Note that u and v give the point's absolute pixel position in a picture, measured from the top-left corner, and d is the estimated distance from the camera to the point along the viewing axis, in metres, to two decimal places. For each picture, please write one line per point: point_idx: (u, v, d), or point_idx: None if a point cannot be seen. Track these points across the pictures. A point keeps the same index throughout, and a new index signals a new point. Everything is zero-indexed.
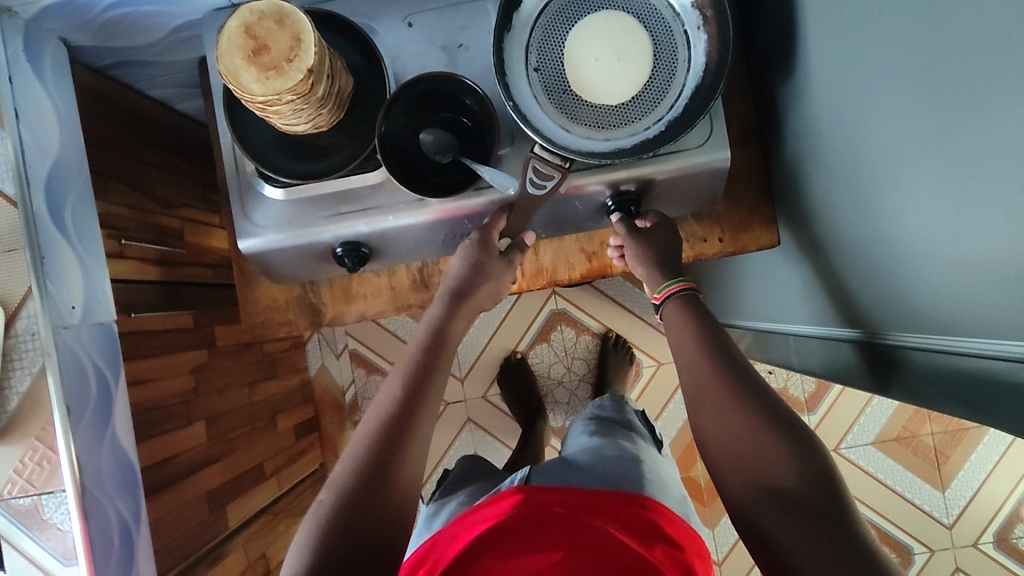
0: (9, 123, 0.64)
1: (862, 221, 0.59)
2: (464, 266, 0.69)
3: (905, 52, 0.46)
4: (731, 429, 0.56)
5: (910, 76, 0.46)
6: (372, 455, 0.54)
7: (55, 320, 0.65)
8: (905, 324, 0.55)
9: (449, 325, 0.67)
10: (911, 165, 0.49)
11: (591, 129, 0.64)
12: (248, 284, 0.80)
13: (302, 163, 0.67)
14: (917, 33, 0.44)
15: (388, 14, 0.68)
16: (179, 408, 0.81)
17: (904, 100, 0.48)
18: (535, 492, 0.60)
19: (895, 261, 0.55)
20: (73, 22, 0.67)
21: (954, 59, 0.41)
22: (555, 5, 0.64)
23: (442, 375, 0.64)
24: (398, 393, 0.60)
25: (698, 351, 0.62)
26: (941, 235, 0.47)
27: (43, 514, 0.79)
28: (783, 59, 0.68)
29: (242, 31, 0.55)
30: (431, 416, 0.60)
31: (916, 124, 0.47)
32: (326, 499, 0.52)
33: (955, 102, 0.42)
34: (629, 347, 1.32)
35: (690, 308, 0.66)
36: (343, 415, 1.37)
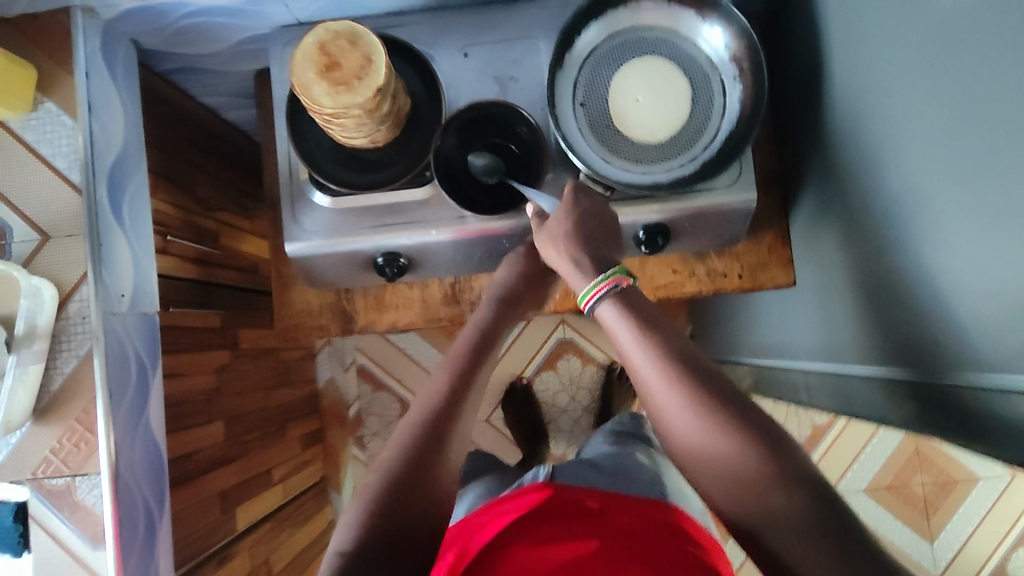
0: (82, 115, 0.65)
1: (879, 264, 0.63)
2: (513, 275, 0.72)
3: (938, 113, 0.50)
4: (713, 446, 0.48)
5: (939, 131, 0.50)
6: (421, 441, 0.55)
7: (106, 307, 0.65)
8: (920, 358, 0.58)
9: (496, 327, 0.68)
10: (933, 212, 0.53)
11: (630, 163, 0.68)
12: (286, 287, 0.82)
13: (356, 175, 0.70)
14: (950, 94, 0.49)
15: (446, 44, 0.73)
16: (201, 405, 0.83)
17: (933, 153, 0.52)
18: (566, 492, 0.63)
19: (907, 301, 0.58)
20: (147, 27, 0.71)
21: (984, 120, 0.45)
22: (604, 48, 0.69)
23: (487, 368, 0.65)
24: (445, 383, 0.61)
25: (637, 353, 0.53)
26: (954, 277, 0.51)
27: (75, 496, 0.65)
28: (813, 111, 0.73)
29: (317, 47, 0.60)
30: (474, 408, 0.61)
31: (941, 177, 0.51)
32: (374, 480, 0.54)
33: (981, 157, 0.46)
34: None
35: (627, 309, 0.55)
36: (347, 429, 1.38)
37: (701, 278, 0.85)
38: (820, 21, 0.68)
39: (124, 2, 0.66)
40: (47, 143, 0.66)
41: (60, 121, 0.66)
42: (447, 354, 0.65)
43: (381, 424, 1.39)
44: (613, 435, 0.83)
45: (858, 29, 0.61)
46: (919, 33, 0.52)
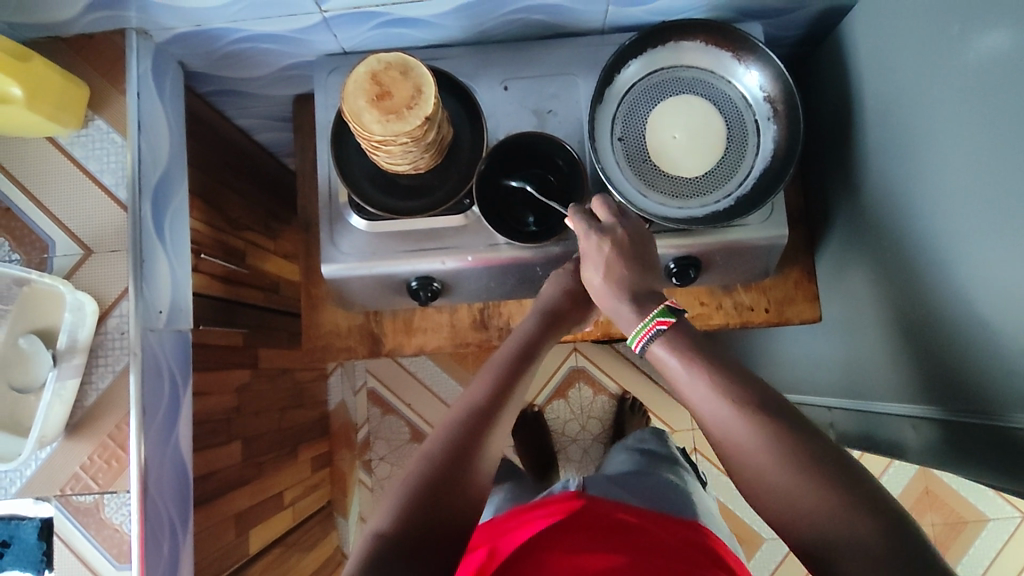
0: (132, 133, 0.67)
1: (917, 302, 0.64)
2: (558, 292, 0.69)
3: (984, 160, 0.52)
4: (767, 468, 0.48)
5: (986, 176, 0.52)
6: (458, 443, 0.55)
7: (145, 322, 0.65)
8: (962, 399, 0.59)
9: (539, 342, 0.67)
10: (975, 255, 0.54)
11: (667, 197, 0.70)
12: (315, 308, 0.83)
13: (396, 200, 0.72)
14: (996, 143, 0.51)
15: (486, 76, 0.75)
16: (221, 424, 0.83)
17: (978, 198, 0.53)
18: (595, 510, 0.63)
19: (948, 340, 0.59)
20: (196, 51, 0.73)
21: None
22: (642, 86, 0.72)
23: (527, 382, 0.64)
24: (485, 391, 0.60)
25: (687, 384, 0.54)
26: (1003, 318, 0.52)
27: (102, 514, 0.64)
28: (845, 152, 0.75)
29: (369, 77, 0.62)
30: (510, 418, 0.60)
31: (986, 221, 0.53)
32: (409, 477, 0.53)
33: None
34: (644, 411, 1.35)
35: (683, 335, 0.55)
36: (355, 452, 1.37)
37: (728, 311, 0.84)
38: (858, 68, 0.71)
39: (179, 26, 0.67)
40: (95, 159, 0.67)
41: (110, 137, 0.67)
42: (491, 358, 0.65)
43: (389, 449, 1.38)
44: (641, 454, 0.83)
45: (899, 78, 0.63)
46: (960, 84, 0.54)
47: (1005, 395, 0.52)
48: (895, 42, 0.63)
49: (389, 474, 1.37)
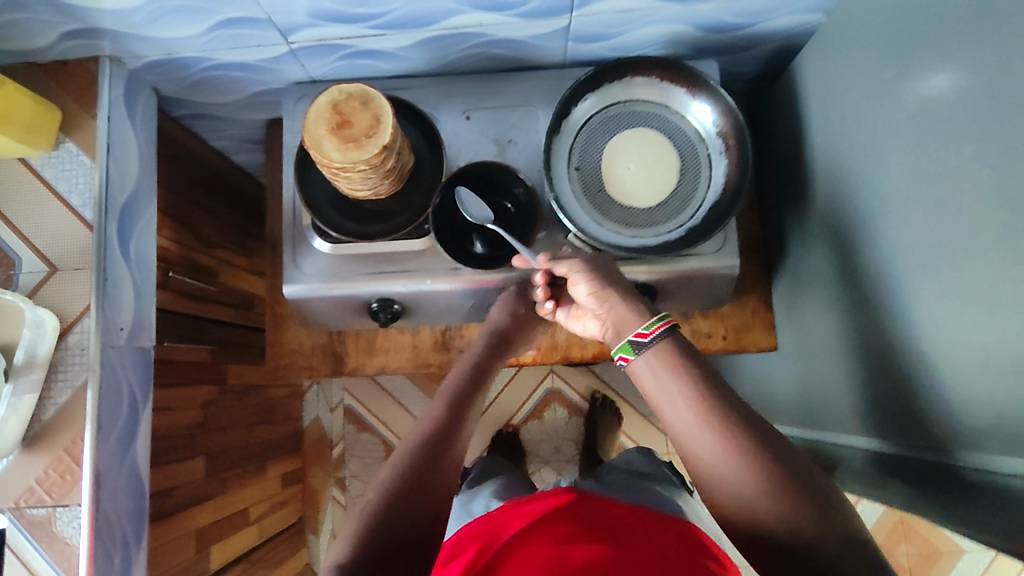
0: (101, 155, 0.69)
1: (872, 335, 0.66)
2: (503, 315, 0.74)
3: (932, 198, 0.54)
4: (749, 488, 0.48)
5: (928, 216, 0.55)
6: (419, 459, 0.57)
7: (105, 339, 0.67)
8: (919, 431, 0.59)
9: (489, 363, 0.70)
10: (924, 291, 0.56)
11: (620, 225, 0.72)
12: (280, 326, 0.85)
13: (358, 224, 0.74)
14: (945, 182, 0.52)
15: (449, 107, 0.77)
16: (184, 440, 0.84)
17: (927, 233, 0.55)
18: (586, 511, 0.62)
19: (900, 374, 0.61)
20: (168, 77, 0.76)
21: (976, 208, 0.49)
22: (599, 119, 0.74)
23: (480, 400, 0.67)
24: (442, 408, 0.63)
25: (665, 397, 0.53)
26: (951, 354, 0.54)
27: (54, 527, 0.65)
28: (799, 185, 0.78)
29: (330, 107, 0.64)
30: (468, 434, 0.63)
31: (934, 256, 0.54)
32: (372, 496, 0.55)
33: (973, 243, 0.50)
34: (618, 420, 1.36)
35: (676, 353, 0.54)
36: (328, 469, 1.38)
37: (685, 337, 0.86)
38: (810, 106, 0.74)
39: (151, 54, 0.70)
40: (63, 180, 0.69)
41: (78, 160, 0.69)
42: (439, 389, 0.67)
43: (361, 466, 1.38)
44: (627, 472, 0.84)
45: (849, 117, 0.66)
46: (906, 128, 0.57)
47: (958, 440, 0.55)
48: (846, 83, 0.66)
49: (361, 492, 1.37)
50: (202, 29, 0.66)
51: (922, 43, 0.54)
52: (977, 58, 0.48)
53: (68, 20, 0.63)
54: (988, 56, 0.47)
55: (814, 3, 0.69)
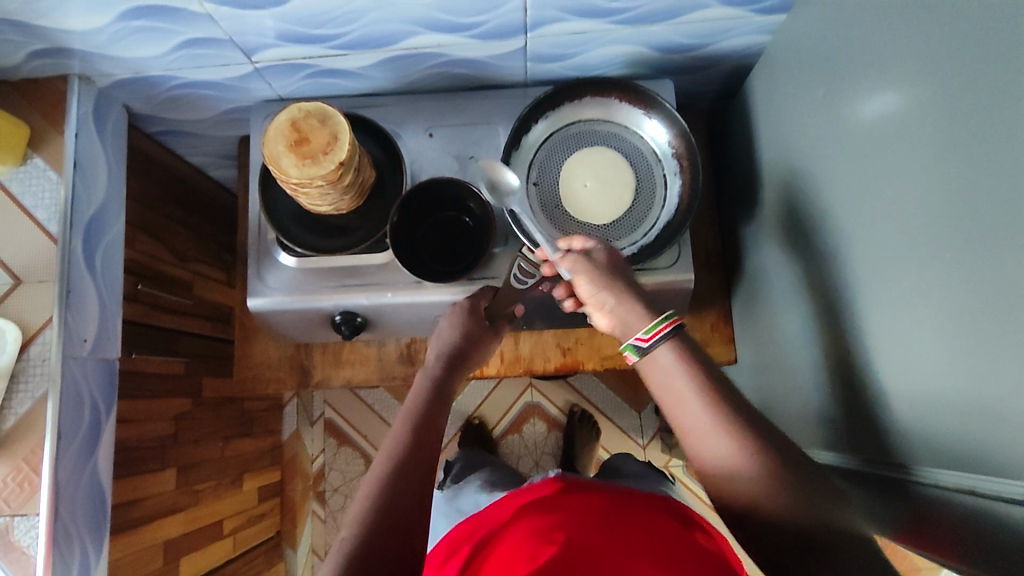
0: (67, 171, 0.71)
1: (820, 348, 0.66)
2: (457, 332, 0.70)
3: (875, 212, 0.55)
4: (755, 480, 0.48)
5: (871, 230, 0.55)
6: (391, 487, 0.55)
7: (67, 349, 0.69)
8: (866, 445, 0.60)
9: (448, 380, 0.68)
10: (869, 304, 0.57)
11: (574, 241, 0.73)
12: (249, 339, 0.86)
13: (318, 238, 0.76)
14: (883, 198, 0.53)
15: (413, 124, 0.79)
16: (153, 451, 0.84)
17: (873, 248, 0.55)
18: (562, 497, 0.64)
19: (847, 386, 0.62)
20: (138, 95, 0.78)
21: (913, 223, 0.50)
22: (557, 137, 0.76)
23: (443, 416, 0.65)
24: (409, 429, 0.61)
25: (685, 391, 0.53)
26: (893, 367, 0.54)
27: (12, 536, 0.66)
28: (757, 201, 0.79)
29: (290, 124, 0.66)
30: (436, 452, 0.61)
31: (878, 270, 0.55)
32: (349, 533, 0.53)
33: (910, 257, 0.50)
34: (596, 431, 1.37)
35: (685, 353, 0.54)
36: (309, 483, 1.38)
37: None
38: (765, 124, 0.75)
39: (119, 72, 0.72)
40: (31, 195, 0.71)
41: (45, 174, 0.71)
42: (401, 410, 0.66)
43: (342, 480, 1.38)
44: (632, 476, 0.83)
45: (801, 135, 0.67)
46: (851, 145, 0.58)
47: (898, 452, 0.55)
48: (796, 101, 0.67)
49: (341, 506, 1.37)
50: (167, 49, 0.68)
51: (862, 63, 0.56)
52: (911, 78, 0.49)
53: (34, 40, 0.65)
54: (920, 77, 0.48)
55: (766, 24, 0.71)
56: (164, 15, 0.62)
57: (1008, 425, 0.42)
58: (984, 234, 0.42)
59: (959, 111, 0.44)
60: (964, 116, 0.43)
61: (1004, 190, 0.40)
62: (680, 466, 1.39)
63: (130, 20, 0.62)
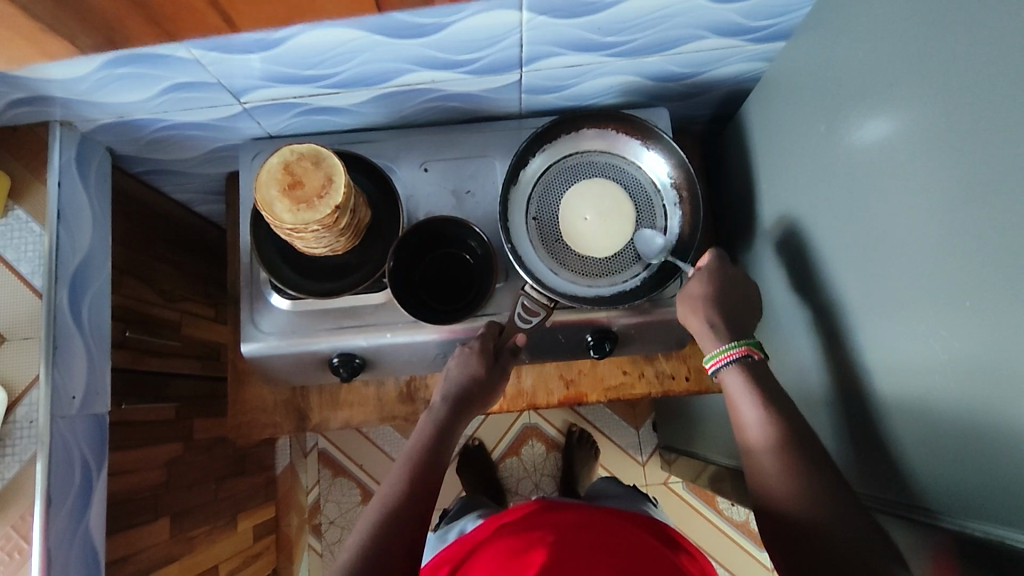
0: (51, 221, 0.68)
1: (823, 379, 0.66)
2: (463, 373, 0.71)
3: (874, 244, 0.54)
4: (796, 498, 0.53)
5: (870, 264, 0.55)
6: (384, 525, 0.59)
7: (56, 409, 0.66)
8: (871, 477, 0.60)
9: (452, 423, 0.70)
10: (869, 337, 0.57)
11: (577, 275, 0.72)
12: (242, 383, 0.84)
13: (314, 280, 0.73)
14: (884, 232, 0.53)
15: (407, 159, 0.78)
16: (147, 502, 0.81)
17: (872, 281, 0.55)
18: (552, 520, 0.68)
19: (852, 417, 0.61)
20: (122, 138, 0.75)
21: (914, 260, 0.49)
22: (555, 170, 0.75)
23: (443, 461, 0.67)
24: (406, 471, 0.64)
25: (751, 408, 0.60)
26: (896, 401, 0.54)
27: None
28: (756, 227, 0.79)
29: (281, 167, 0.64)
30: (433, 494, 0.64)
31: (879, 303, 0.55)
32: (340, 564, 0.57)
33: (913, 293, 0.50)
34: (594, 443, 1.36)
35: (749, 376, 0.62)
36: (304, 517, 1.35)
37: (650, 380, 0.85)
38: (762, 151, 0.75)
39: (103, 117, 0.70)
40: (12, 248, 0.68)
41: (28, 227, 0.69)
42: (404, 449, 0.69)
43: (339, 512, 1.38)
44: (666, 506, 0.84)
45: (796, 165, 0.67)
46: (847, 176, 0.58)
47: (900, 488, 0.55)
48: (791, 130, 0.67)
49: (338, 538, 1.37)
50: (152, 93, 0.66)
51: (854, 97, 0.56)
52: (903, 115, 0.49)
53: (13, 89, 0.62)
54: (913, 115, 0.48)
55: (760, 52, 0.71)
56: (150, 62, 0.60)
57: (1007, 470, 0.42)
58: (984, 277, 0.42)
59: (955, 151, 0.44)
60: (960, 157, 0.43)
61: (1006, 235, 0.40)
62: (679, 483, 1.38)
63: (114, 67, 0.60)
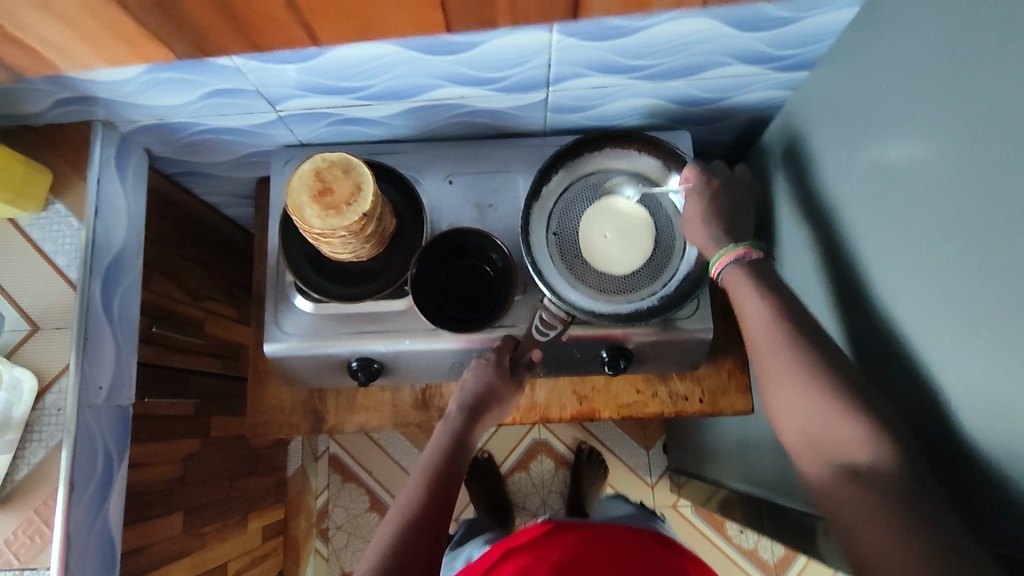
0: (89, 217, 0.71)
1: None
2: (479, 384, 0.71)
3: (892, 272, 0.54)
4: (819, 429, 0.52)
5: (889, 289, 0.55)
6: (405, 538, 0.59)
7: (83, 399, 0.68)
8: None
9: (468, 434, 0.71)
10: (885, 364, 0.57)
11: (594, 291, 0.73)
12: (261, 383, 0.86)
13: (339, 286, 0.76)
14: (900, 259, 0.53)
15: (433, 171, 0.80)
16: (162, 495, 0.83)
17: (889, 308, 0.55)
18: (560, 538, 0.67)
19: None
20: (161, 140, 0.78)
21: (931, 287, 0.49)
22: (578, 187, 0.76)
23: (459, 473, 0.68)
24: (423, 483, 0.65)
25: (761, 317, 0.59)
26: (913, 428, 0.53)
27: None
28: (775, 251, 0.79)
29: (313, 174, 0.66)
30: (450, 507, 0.64)
31: (894, 330, 0.55)
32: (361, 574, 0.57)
33: (930, 323, 0.50)
34: (603, 460, 1.35)
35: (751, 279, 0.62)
36: (312, 521, 1.36)
37: (663, 399, 0.85)
38: (783, 178, 0.76)
39: (144, 119, 0.73)
40: (51, 241, 0.71)
41: (67, 221, 0.72)
42: (420, 460, 0.69)
43: (347, 517, 1.38)
44: None
45: (817, 191, 0.67)
46: (867, 204, 0.58)
47: None
48: (813, 156, 0.68)
49: (345, 544, 1.37)
50: (192, 97, 0.68)
51: (876, 127, 0.56)
52: (925, 146, 0.49)
53: (61, 90, 0.65)
54: (934, 145, 0.48)
55: (784, 79, 0.72)
56: (192, 68, 0.62)
57: None
58: (1005, 310, 0.42)
59: (978, 184, 0.44)
60: (983, 190, 0.44)
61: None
62: (689, 506, 1.37)
63: (158, 72, 0.63)
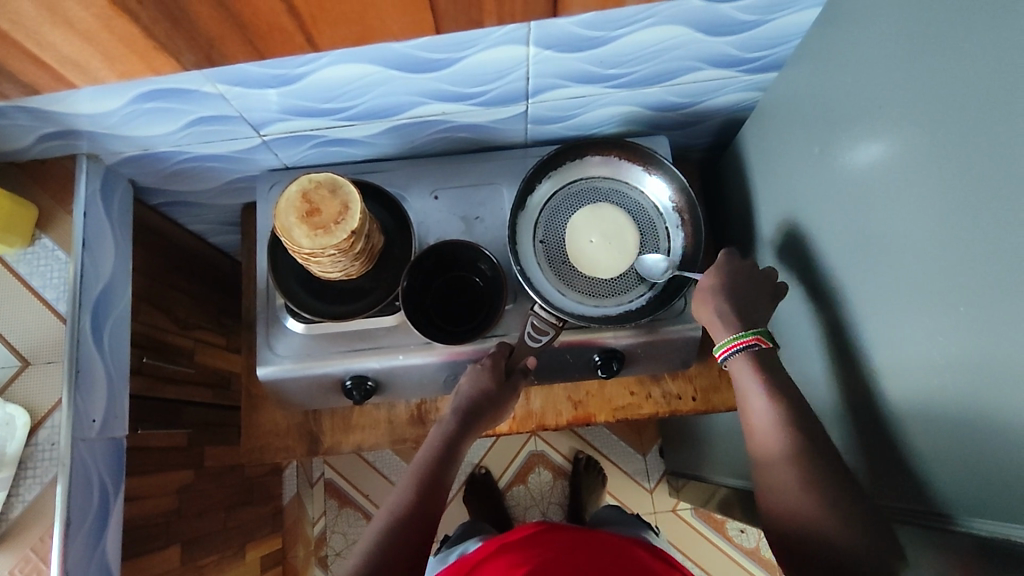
0: (76, 250, 0.71)
1: (829, 393, 0.67)
2: (474, 389, 0.72)
3: (870, 255, 0.56)
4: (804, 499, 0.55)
5: (867, 273, 0.57)
6: (388, 543, 0.61)
7: (77, 432, 0.68)
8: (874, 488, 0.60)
9: (461, 439, 0.71)
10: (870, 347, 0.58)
11: (583, 295, 0.75)
12: (255, 408, 0.86)
13: (329, 305, 0.76)
14: (877, 241, 0.55)
15: (418, 187, 0.81)
16: (159, 528, 0.81)
17: (869, 291, 0.57)
18: (550, 537, 0.68)
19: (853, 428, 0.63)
20: (145, 170, 0.78)
21: (908, 266, 0.51)
22: (561, 196, 0.77)
23: (448, 478, 0.69)
24: (412, 487, 0.66)
25: (761, 404, 0.61)
26: (899, 405, 0.54)
27: None
28: (757, 247, 0.81)
29: (300, 196, 0.66)
30: (436, 512, 0.65)
31: (876, 311, 0.56)
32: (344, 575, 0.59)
33: (909, 301, 0.51)
34: (600, 469, 1.36)
35: (757, 367, 0.63)
36: (310, 549, 1.34)
37: (657, 400, 0.86)
38: (759, 176, 0.78)
39: (129, 150, 0.73)
40: (38, 275, 0.71)
41: (54, 255, 0.72)
42: (411, 462, 0.70)
43: (345, 543, 1.36)
44: None
45: (793, 186, 0.70)
46: (842, 194, 0.60)
47: (904, 494, 0.55)
48: (787, 153, 0.70)
49: None
50: (175, 126, 0.69)
51: (845, 120, 0.58)
52: (894, 133, 0.51)
53: (46, 124, 0.66)
54: (903, 132, 0.50)
55: (754, 81, 0.74)
56: (176, 97, 0.63)
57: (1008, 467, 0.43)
58: (979, 284, 0.44)
59: (946, 165, 0.46)
60: (951, 170, 0.45)
61: (992, 239, 0.42)
62: (688, 509, 1.38)
63: (142, 102, 0.63)
